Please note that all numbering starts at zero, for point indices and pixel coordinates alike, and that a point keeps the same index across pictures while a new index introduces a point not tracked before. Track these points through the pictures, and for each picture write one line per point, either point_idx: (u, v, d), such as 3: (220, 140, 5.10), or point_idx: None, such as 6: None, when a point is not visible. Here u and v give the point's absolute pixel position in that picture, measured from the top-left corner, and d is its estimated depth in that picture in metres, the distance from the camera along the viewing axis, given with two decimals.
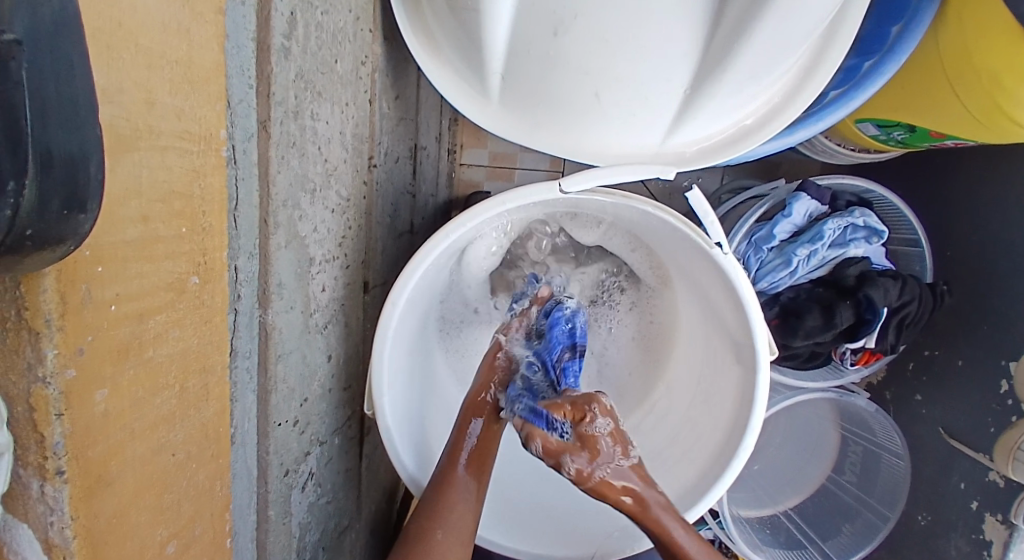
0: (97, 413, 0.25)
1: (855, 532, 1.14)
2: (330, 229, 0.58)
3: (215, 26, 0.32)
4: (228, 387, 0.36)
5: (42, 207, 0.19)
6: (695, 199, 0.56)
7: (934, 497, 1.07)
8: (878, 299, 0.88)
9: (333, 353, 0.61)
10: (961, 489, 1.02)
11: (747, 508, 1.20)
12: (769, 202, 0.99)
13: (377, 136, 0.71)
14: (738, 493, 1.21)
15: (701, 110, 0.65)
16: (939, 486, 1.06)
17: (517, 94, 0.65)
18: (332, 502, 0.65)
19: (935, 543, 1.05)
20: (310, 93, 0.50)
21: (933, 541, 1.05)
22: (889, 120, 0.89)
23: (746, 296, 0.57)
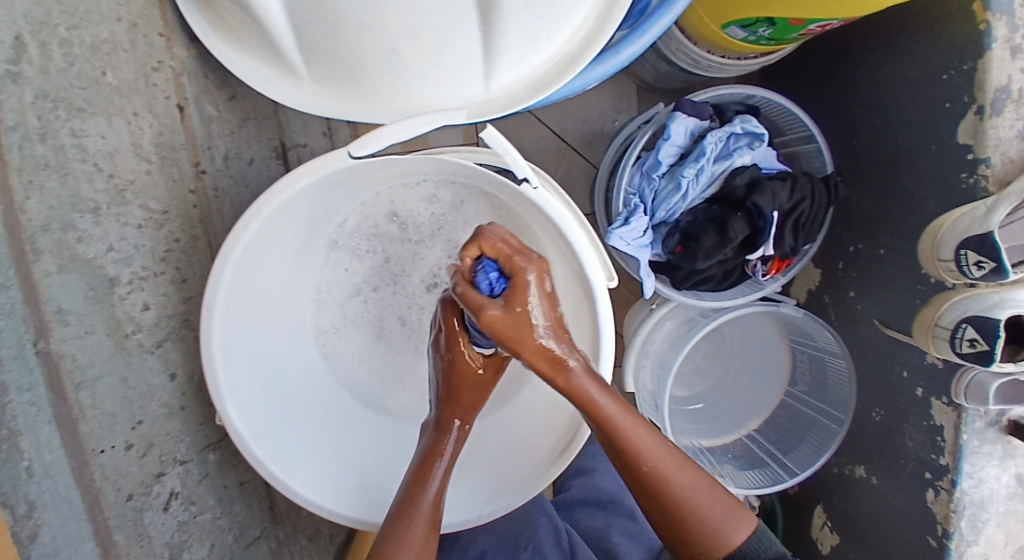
0: None
1: (817, 439, 1.12)
2: (139, 245, 0.56)
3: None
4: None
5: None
6: (493, 141, 0.53)
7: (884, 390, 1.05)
8: (765, 205, 0.85)
9: (177, 370, 0.60)
10: (905, 377, 1.00)
11: (708, 438, 1.21)
12: (652, 127, 0.96)
13: (202, 142, 0.69)
14: (698, 426, 1.23)
15: (507, 46, 0.62)
16: (884, 380, 1.05)
17: (320, 67, 0.63)
18: (223, 516, 0.65)
19: (893, 436, 1.04)
20: (63, 110, 0.49)
21: (890, 434, 1.05)
22: (748, 19, 0.86)
23: (565, 223, 0.56)
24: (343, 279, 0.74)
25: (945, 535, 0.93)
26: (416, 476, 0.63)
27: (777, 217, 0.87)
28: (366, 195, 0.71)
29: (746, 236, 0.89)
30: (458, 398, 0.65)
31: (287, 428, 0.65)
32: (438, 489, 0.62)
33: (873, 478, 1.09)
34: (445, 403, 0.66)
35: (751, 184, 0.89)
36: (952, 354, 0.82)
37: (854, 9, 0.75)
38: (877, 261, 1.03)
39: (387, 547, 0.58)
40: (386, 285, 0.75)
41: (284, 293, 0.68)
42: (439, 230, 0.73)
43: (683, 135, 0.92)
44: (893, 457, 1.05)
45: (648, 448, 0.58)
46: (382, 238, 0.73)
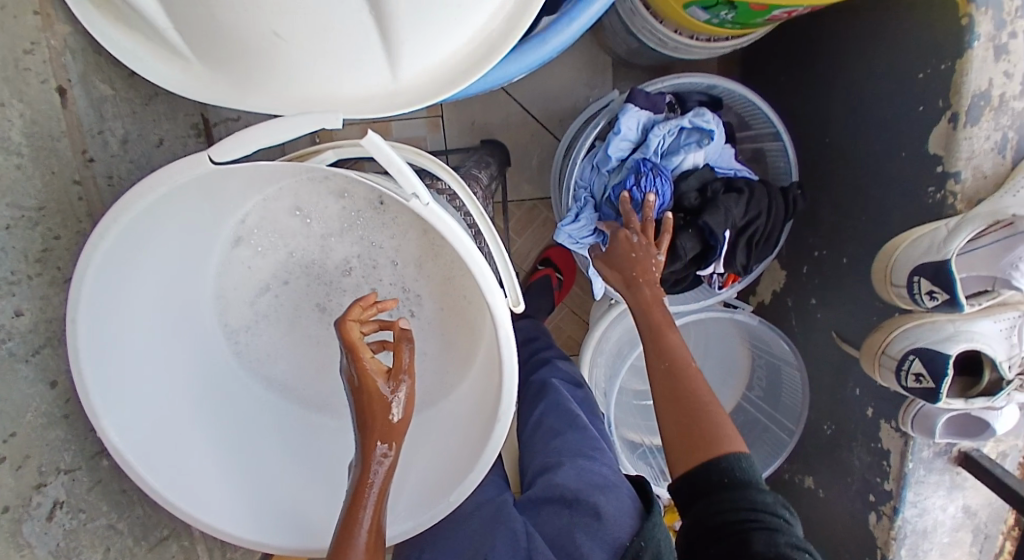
0: None
1: (767, 444, 1.12)
2: (8, 246, 0.53)
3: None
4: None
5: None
6: (375, 144, 0.48)
7: (838, 402, 1.02)
8: (716, 225, 0.79)
9: (61, 377, 0.58)
10: (857, 395, 0.98)
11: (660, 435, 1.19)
12: (602, 120, 0.89)
13: (91, 127, 0.64)
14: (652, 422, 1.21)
15: (415, 34, 0.56)
16: (839, 393, 1.02)
17: (206, 51, 0.57)
18: (122, 520, 0.64)
19: (841, 451, 1.02)
20: None
21: (838, 449, 1.02)
22: (708, 1, 0.79)
23: (459, 242, 0.50)
24: (243, 279, 0.69)
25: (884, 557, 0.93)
26: (343, 518, 0.55)
27: (729, 235, 0.81)
28: (267, 191, 0.65)
29: (696, 252, 0.83)
30: (369, 422, 0.57)
31: (180, 436, 0.62)
32: (372, 524, 0.55)
33: (820, 491, 1.07)
34: (361, 426, 0.57)
35: (705, 196, 0.83)
36: (895, 385, 0.80)
37: None
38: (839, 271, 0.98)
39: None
40: (296, 283, 0.71)
41: (176, 296, 0.64)
42: (351, 227, 0.69)
43: (634, 129, 0.85)
44: (839, 472, 1.03)
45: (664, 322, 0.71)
46: (289, 235, 0.69)
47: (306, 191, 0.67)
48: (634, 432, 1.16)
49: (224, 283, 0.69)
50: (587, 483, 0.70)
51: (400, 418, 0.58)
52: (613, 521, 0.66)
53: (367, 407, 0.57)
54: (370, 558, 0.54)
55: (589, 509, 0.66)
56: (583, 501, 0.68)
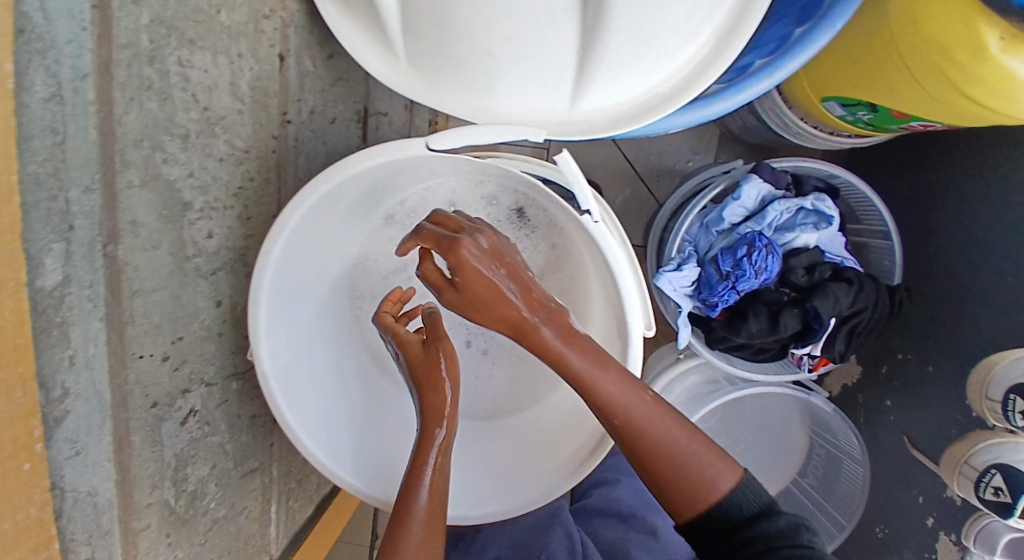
0: None
1: (814, 534, 1.09)
2: (216, 176, 0.60)
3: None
4: (26, 301, 0.39)
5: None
6: (563, 163, 0.54)
7: (896, 504, 1.01)
8: (824, 311, 0.84)
9: (224, 300, 0.64)
10: (919, 502, 0.97)
11: None
12: (723, 183, 0.93)
13: (293, 92, 0.71)
14: None
15: (602, 76, 0.62)
16: (898, 497, 1.01)
17: (420, 52, 0.65)
18: (230, 442, 0.69)
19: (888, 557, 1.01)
20: (174, 40, 0.51)
21: (886, 554, 1.01)
22: (851, 99, 0.84)
23: (618, 264, 0.56)
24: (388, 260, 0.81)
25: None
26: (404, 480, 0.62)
27: (832, 323, 0.86)
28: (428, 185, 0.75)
29: (796, 330, 0.87)
30: (428, 406, 0.63)
31: (308, 378, 0.68)
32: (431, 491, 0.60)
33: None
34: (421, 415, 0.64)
35: (815, 281, 0.87)
36: (973, 497, 0.80)
37: (956, 116, 0.72)
38: (924, 378, 0.99)
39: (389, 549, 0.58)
40: None
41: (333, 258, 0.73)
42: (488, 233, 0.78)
43: (753, 200, 0.89)
44: None
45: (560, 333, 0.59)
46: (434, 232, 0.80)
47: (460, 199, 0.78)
48: None
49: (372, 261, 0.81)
50: (641, 500, 0.90)
51: (447, 400, 0.63)
52: (667, 541, 0.82)
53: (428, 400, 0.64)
54: (427, 525, 0.59)
55: (646, 527, 0.84)
56: (639, 519, 0.86)
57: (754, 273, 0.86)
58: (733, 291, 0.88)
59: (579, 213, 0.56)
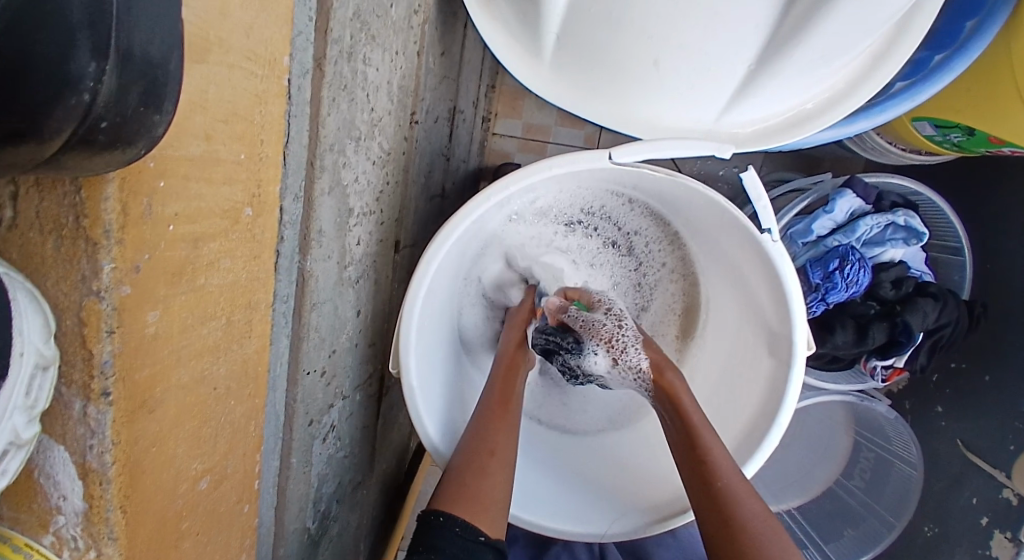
0: (146, 335, 0.24)
1: (858, 536, 1.02)
2: (370, 180, 0.57)
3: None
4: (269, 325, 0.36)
5: (87, 109, 0.17)
6: (748, 181, 0.55)
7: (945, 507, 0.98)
8: (915, 324, 0.87)
9: (361, 308, 0.61)
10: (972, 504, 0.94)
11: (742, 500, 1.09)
12: (812, 196, 0.96)
13: (420, 90, 0.69)
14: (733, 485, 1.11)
15: (763, 91, 0.62)
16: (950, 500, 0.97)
17: (570, 58, 0.63)
18: (348, 455, 0.66)
19: None
20: (363, 36, 0.48)
21: None
22: (947, 121, 0.77)
23: (787, 280, 0.57)
24: (505, 268, 0.76)
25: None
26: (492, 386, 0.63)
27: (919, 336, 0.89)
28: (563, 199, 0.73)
29: (881, 343, 0.90)
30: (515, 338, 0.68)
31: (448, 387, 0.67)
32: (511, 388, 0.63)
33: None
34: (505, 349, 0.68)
35: (904, 296, 0.91)
36: None
37: None
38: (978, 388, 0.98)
39: (476, 441, 0.57)
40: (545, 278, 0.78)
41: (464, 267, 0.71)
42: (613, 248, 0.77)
43: (844, 213, 0.91)
44: None
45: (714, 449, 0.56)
46: (558, 241, 0.76)
47: (592, 208, 0.74)
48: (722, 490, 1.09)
49: (489, 267, 0.75)
50: None
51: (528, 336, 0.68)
52: None
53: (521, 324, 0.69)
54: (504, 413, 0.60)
55: None
56: None
57: (844, 287, 0.88)
58: (822, 302, 0.90)
59: (757, 231, 0.57)
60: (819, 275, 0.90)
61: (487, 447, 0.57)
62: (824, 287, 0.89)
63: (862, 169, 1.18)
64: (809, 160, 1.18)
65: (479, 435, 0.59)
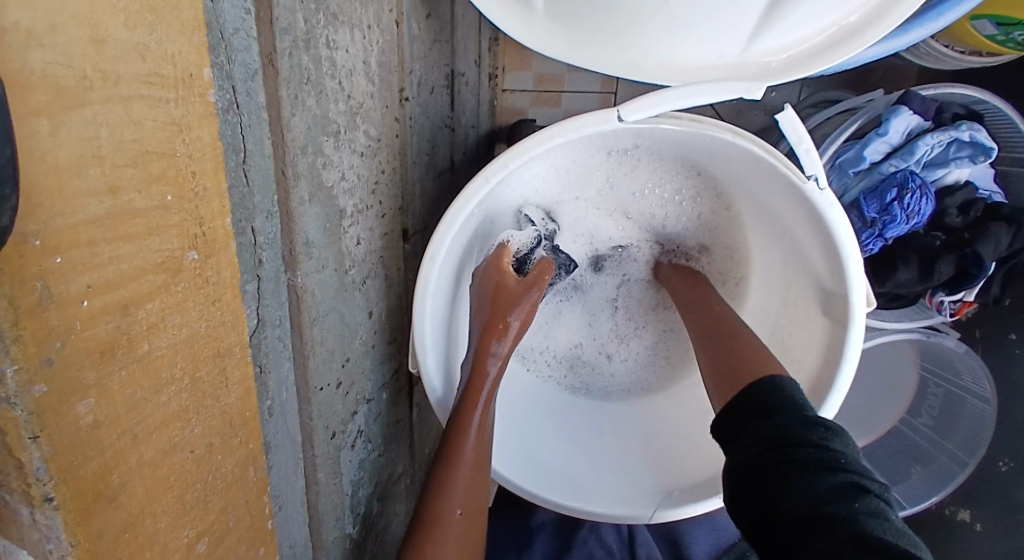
0: (82, 426, 0.22)
1: (929, 475, 0.96)
2: (360, 174, 0.52)
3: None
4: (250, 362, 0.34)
5: None
6: (785, 121, 0.47)
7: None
8: (987, 254, 0.77)
9: (374, 308, 0.58)
10: None
11: None
12: (862, 118, 0.85)
13: (407, 63, 0.63)
14: None
15: (793, 10, 0.53)
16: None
17: (564, 3, 0.56)
18: (384, 454, 0.65)
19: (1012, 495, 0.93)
20: (323, 17, 0.43)
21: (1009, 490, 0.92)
22: (1016, 18, 0.69)
23: (841, 233, 0.50)
24: None
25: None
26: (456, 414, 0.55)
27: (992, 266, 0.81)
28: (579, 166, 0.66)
29: (950, 277, 0.80)
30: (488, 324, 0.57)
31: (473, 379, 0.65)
32: (481, 424, 0.54)
33: (976, 524, 0.95)
34: (480, 336, 0.57)
35: (972, 222, 0.81)
36: None
37: None
38: None
39: (436, 497, 0.54)
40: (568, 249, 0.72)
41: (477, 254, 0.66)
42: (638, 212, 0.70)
43: (900, 134, 0.80)
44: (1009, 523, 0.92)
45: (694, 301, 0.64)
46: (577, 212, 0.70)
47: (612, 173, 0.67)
48: None
49: None
50: None
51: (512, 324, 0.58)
52: None
53: (488, 330, 0.57)
54: (477, 465, 0.55)
55: None
56: None
57: (905, 221, 0.79)
58: (880, 239, 0.81)
59: (801, 179, 0.49)
60: (875, 209, 0.80)
61: (437, 512, 0.53)
62: (884, 223, 0.79)
63: (917, 78, 1.04)
64: (855, 76, 1.06)
65: (439, 479, 0.54)
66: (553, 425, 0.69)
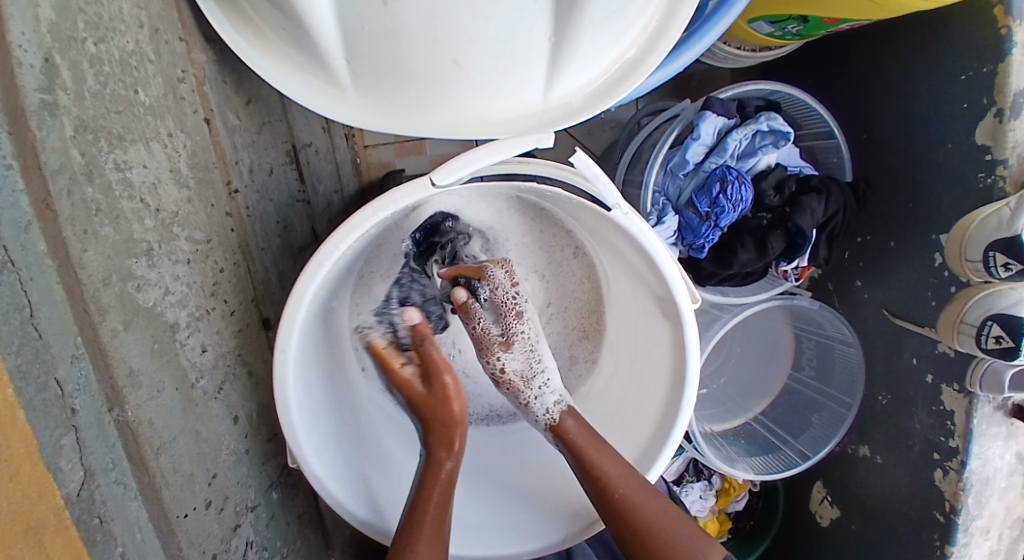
0: None
1: (824, 422, 1.00)
2: (191, 282, 0.51)
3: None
4: (72, 524, 0.37)
5: None
6: (581, 162, 0.52)
7: (894, 373, 0.93)
8: (806, 225, 0.87)
9: (240, 411, 0.56)
10: (914, 365, 0.90)
11: (717, 423, 1.07)
12: (679, 124, 0.95)
13: (229, 156, 0.63)
14: (707, 410, 1.08)
15: (576, 55, 0.59)
16: (895, 364, 0.93)
17: (368, 79, 0.58)
18: (289, 554, 0.62)
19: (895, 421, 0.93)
20: (106, 142, 0.42)
21: (893, 419, 0.93)
22: (780, 16, 0.80)
23: (652, 246, 0.55)
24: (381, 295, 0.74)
25: (953, 510, 0.83)
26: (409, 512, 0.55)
27: (813, 234, 0.90)
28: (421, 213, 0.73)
29: (782, 250, 0.90)
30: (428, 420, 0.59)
31: (363, 450, 0.65)
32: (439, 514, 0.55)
33: (877, 457, 0.96)
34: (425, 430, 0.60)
35: (789, 198, 0.91)
36: (977, 350, 0.76)
37: (882, 10, 0.70)
38: (885, 253, 0.95)
39: None
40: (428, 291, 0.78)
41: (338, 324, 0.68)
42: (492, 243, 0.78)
43: (711, 135, 0.90)
44: (895, 443, 0.93)
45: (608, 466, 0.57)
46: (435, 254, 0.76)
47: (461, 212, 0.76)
48: (698, 420, 1.03)
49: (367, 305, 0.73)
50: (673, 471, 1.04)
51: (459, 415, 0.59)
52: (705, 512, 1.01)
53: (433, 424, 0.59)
54: (437, 537, 0.54)
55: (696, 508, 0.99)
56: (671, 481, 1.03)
57: (734, 209, 0.87)
58: (716, 229, 0.89)
59: (608, 208, 0.54)
60: (706, 203, 0.88)
61: None
62: (717, 213, 0.87)
63: (728, 77, 1.18)
64: (676, 84, 1.17)
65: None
66: (467, 477, 0.71)
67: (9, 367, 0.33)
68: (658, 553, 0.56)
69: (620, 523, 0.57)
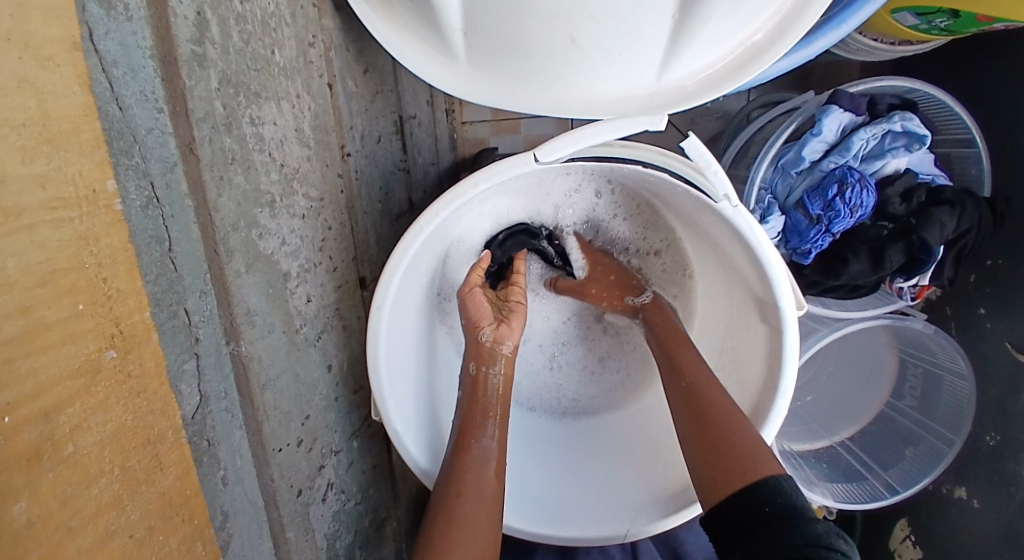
0: (19, 526, 0.26)
1: (920, 456, 0.90)
2: (304, 235, 0.54)
3: (75, 66, 0.29)
4: (185, 444, 0.38)
5: None
6: (691, 148, 0.50)
7: (1007, 412, 0.83)
8: (933, 239, 0.79)
9: (333, 361, 0.59)
10: None
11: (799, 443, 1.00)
12: (798, 118, 0.88)
13: (345, 120, 0.66)
14: (788, 428, 1.02)
15: (697, 36, 0.56)
16: (1009, 405, 0.83)
17: (483, 51, 0.58)
18: (362, 501, 0.66)
19: (1004, 467, 0.83)
20: (244, 97, 0.45)
21: (1001, 464, 0.83)
22: (929, 8, 0.71)
23: (761, 245, 0.52)
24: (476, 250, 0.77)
25: None
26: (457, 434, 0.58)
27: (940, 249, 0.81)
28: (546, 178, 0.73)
29: (901, 264, 0.82)
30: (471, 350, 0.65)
31: (443, 419, 0.67)
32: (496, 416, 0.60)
33: (972, 503, 0.87)
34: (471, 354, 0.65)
35: (916, 208, 0.82)
36: None
37: None
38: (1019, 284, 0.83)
39: (452, 478, 0.54)
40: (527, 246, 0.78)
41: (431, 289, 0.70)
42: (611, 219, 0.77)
43: (834, 132, 0.83)
44: (1003, 493, 0.82)
45: (697, 368, 0.61)
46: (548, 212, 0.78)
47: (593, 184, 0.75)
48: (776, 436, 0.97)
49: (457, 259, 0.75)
50: None
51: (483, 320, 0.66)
52: None
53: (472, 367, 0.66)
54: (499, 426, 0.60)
55: None
56: None
57: (852, 214, 0.80)
58: (828, 235, 0.82)
59: (715, 199, 0.52)
60: (819, 205, 0.81)
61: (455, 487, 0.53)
62: (830, 217, 0.80)
63: (857, 72, 1.07)
64: (796, 78, 1.09)
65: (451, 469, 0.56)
66: (529, 448, 0.72)
67: (146, 292, 0.34)
68: (728, 470, 0.52)
69: (702, 460, 0.55)
